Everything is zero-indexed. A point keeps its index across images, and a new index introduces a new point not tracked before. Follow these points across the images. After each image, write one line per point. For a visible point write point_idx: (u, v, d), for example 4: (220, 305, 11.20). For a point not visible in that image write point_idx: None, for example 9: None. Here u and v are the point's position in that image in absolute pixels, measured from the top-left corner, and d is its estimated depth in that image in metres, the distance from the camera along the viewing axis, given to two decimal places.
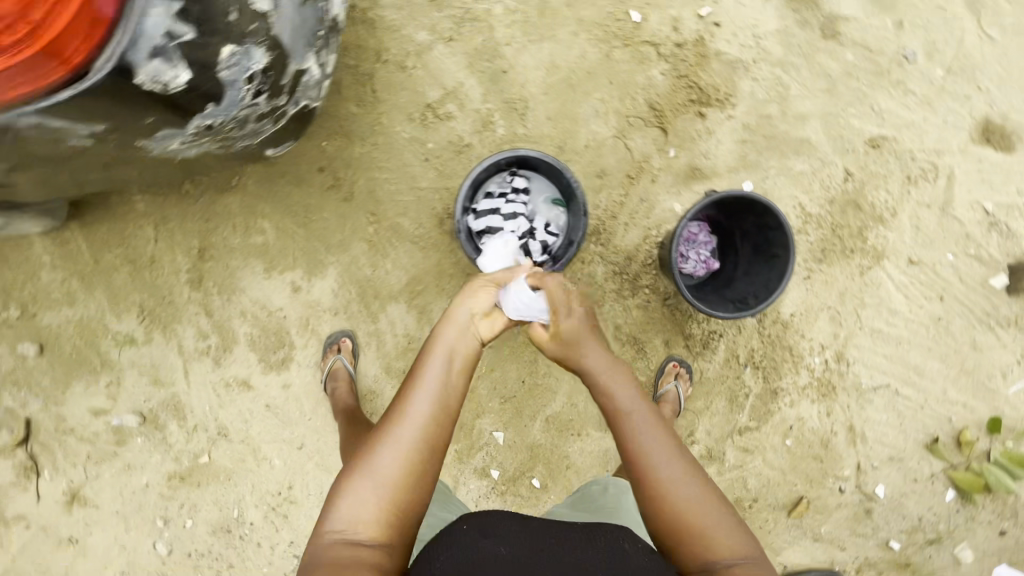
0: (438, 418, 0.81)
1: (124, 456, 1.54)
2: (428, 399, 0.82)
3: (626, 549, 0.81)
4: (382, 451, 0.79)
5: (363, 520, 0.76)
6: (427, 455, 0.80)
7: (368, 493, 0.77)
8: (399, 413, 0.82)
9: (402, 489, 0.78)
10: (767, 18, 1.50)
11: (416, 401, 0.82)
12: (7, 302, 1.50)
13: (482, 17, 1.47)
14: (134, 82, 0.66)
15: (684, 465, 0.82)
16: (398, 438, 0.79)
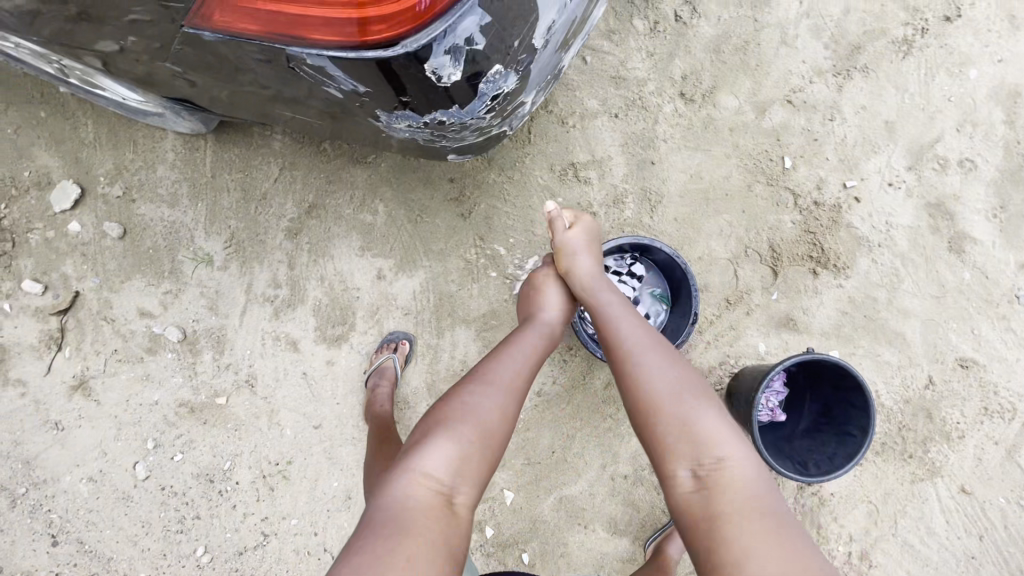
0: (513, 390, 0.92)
1: (146, 366, 1.50)
2: (516, 374, 0.94)
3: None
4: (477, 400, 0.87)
5: (449, 468, 0.79)
6: (517, 416, 0.90)
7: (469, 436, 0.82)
8: (489, 373, 0.93)
9: (492, 442, 0.84)
10: (903, 212, 1.56)
11: (506, 370, 0.94)
12: (115, 180, 1.52)
13: (651, 109, 1.55)
14: (419, 68, 0.70)
15: (677, 371, 0.90)
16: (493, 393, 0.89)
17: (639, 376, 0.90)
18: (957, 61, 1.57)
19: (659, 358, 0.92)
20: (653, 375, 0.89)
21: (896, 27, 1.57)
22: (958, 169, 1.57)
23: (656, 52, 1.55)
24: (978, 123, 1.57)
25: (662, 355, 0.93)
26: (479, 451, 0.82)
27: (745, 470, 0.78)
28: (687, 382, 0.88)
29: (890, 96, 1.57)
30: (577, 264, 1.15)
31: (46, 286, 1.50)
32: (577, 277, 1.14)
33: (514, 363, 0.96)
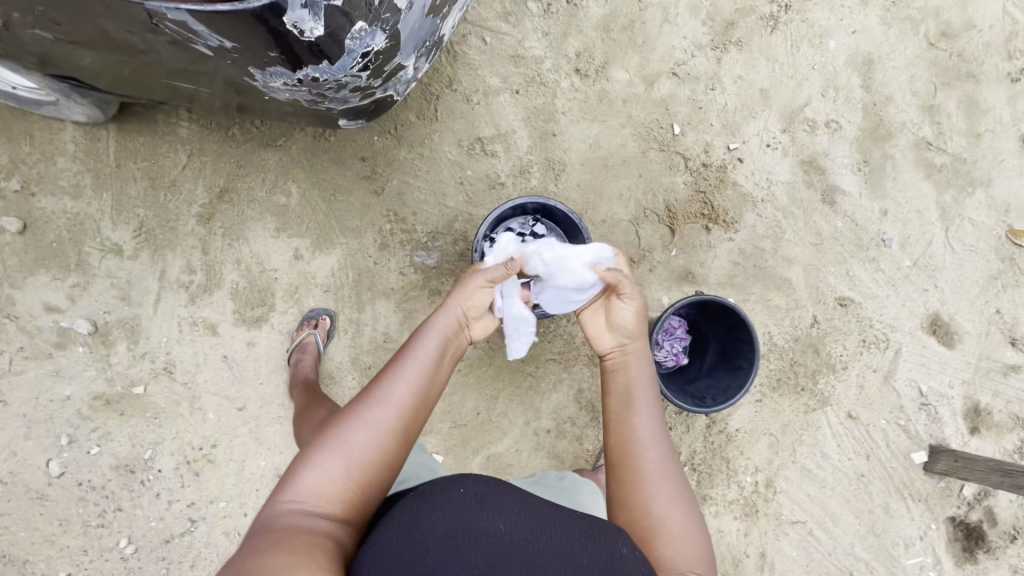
0: (411, 402, 0.86)
1: (56, 361, 1.46)
2: (411, 385, 0.88)
3: (625, 558, 0.73)
4: (355, 427, 0.82)
5: (324, 494, 0.77)
6: (400, 441, 0.84)
7: (335, 467, 0.79)
8: (379, 391, 0.85)
9: (367, 471, 0.80)
10: (780, 170, 1.73)
11: (397, 383, 0.87)
12: (10, 173, 1.48)
13: (549, 84, 1.65)
14: (278, 20, 0.76)
15: (682, 488, 0.87)
16: (374, 419, 0.83)
17: (646, 483, 0.87)
18: (817, 33, 1.76)
19: (656, 412, 0.94)
20: (661, 490, 0.86)
21: (763, 4, 1.74)
22: (825, 130, 1.75)
23: (551, 32, 1.66)
24: (838, 88, 1.76)
25: (677, 474, 0.88)
26: (348, 478, 0.79)
27: (700, 535, 0.84)
28: (684, 498, 0.86)
29: (762, 67, 1.74)
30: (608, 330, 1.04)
31: None
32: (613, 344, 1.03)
33: (411, 373, 0.89)
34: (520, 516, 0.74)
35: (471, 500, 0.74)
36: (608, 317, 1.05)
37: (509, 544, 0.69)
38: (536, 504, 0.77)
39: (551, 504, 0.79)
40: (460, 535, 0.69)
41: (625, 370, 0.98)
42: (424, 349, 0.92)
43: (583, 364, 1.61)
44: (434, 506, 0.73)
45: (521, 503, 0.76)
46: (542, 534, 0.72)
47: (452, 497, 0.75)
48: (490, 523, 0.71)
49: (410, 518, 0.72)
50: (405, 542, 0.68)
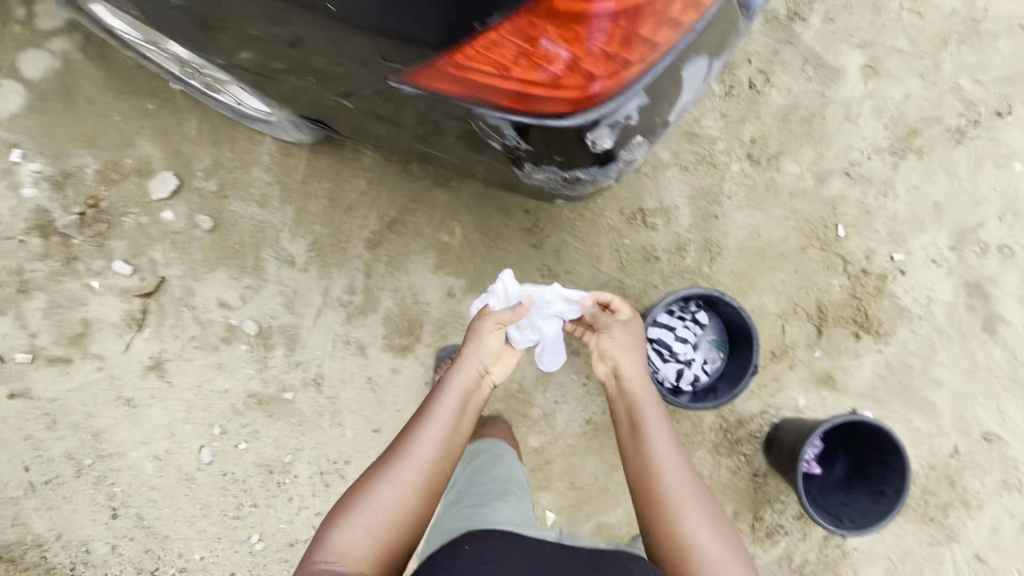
0: (430, 460, 0.96)
1: (221, 355, 1.57)
2: (435, 444, 0.97)
3: (632, 569, 0.88)
4: (382, 491, 0.92)
5: (353, 554, 0.88)
6: (432, 491, 0.95)
7: (366, 531, 0.89)
8: (404, 453, 0.96)
9: (397, 529, 0.91)
10: (942, 288, 1.66)
11: (421, 444, 0.97)
12: (211, 175, 1.61)
13: (719, 166, 1.66)
14: (582, 136, 0.79)
15: (696, 497, 0.96)
16: (398, 480, 0.93)
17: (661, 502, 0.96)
18: (1005, 153, 1.69)
19: (658, 429, 1.03)
20: (675, 505, 0.95)
21: (951, 117, 1.69)
22: (998, 254, 1.67)
23: (729, 115, 1.67)
24: (1018, 213, 1.68)
25: (684, 485, 0.97)
26: (376, 538, 0.89)
27: (726, 550, 0.91)
28: (699, 506, 0.95)
29: (940, 180, 1.68)
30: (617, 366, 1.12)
31: (135, 269, 1.59)
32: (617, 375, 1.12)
33: (431, 433, 0.98)
34: (522, 563, 0.88)
35: (474, 556, 0.89)
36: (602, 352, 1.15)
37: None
38: (539, 555, 0.91)
39: (552, 550, 0.93)
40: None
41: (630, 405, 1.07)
42: (445, 407, 1.01)
43: (705, 450, 1.61)
44: (443, 565, 0.89)
45: (522, 554, 0.91)
46: (543, 573, 0.86)
47: (459, 555, 0.91)
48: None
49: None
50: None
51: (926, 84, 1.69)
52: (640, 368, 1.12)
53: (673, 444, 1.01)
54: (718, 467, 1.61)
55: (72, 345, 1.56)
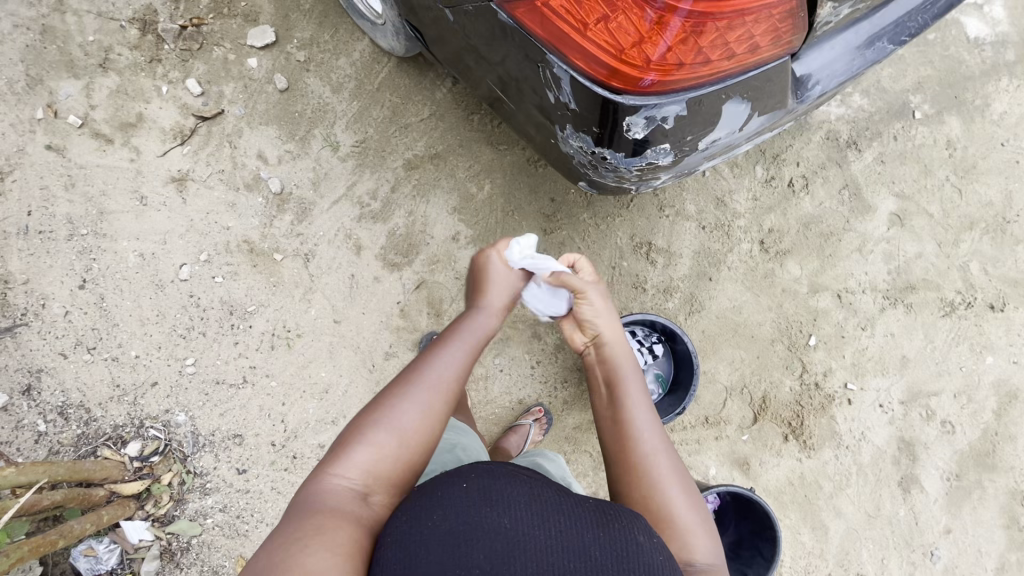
0: (451, 385, 0.90)
1: (238, 196, 1.69)
2: (458, 369, 0.91)
3: (640, 544, 0.71)
4: (397, 410, 0.84)
5: (370, 471, 0.80)
6: (446, 417, 0.88)
7: (385, 446, 0.82)
8: (428, 369, 0.90)
9: (412, 451, 0.84)
10: (878, 432, 1.76)
11: (442, 369, 0.90)
12: (304, 47, 1.75)
13: (732, 239, 1.78)
14: (620, 116, 0.92)
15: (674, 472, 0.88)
16: (418, 402, 0.86)
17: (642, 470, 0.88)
18: (982, 343, 1.80)
19: (640, 402, 0.95)
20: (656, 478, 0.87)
21: (949, 290, 1.81)
22: (939, 425, 1.77)
23: (760, 200, 1.80)
24: (971, 399, 1.78)
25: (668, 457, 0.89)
26: (393, 455, 0.82)
27: (698, 513, 0.85)
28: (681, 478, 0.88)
29: (917, 338, 1.79)
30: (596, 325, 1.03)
31: (203, 93, 1.72)
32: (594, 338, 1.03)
33: (452, 360, 0.92)
34: (530, 508, 0.70)
35: (475, 497, 0.70)
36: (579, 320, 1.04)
37: (514, 540, 0.66)
38: (544, 501, 0.72)
39: (559, 494, 0.75)
40: (467, 533, 0.66)
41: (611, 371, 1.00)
42: (467, 338, 0.96)
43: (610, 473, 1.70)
44: (435, 508, 0.70)
45: (529, 498, 0.72)
46: (557, 524, 0.69)
47: (457, 493, 0.71)
48: (498, 517, 0.68)
49: (414, 520, 0.70)
50: (416, 544, 0.67)
51: (940, 252, 1.81)
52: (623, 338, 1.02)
53: (647, 401, 0.96)
54: (612, 494, 1.69)
55: (119, 130, 1.69)
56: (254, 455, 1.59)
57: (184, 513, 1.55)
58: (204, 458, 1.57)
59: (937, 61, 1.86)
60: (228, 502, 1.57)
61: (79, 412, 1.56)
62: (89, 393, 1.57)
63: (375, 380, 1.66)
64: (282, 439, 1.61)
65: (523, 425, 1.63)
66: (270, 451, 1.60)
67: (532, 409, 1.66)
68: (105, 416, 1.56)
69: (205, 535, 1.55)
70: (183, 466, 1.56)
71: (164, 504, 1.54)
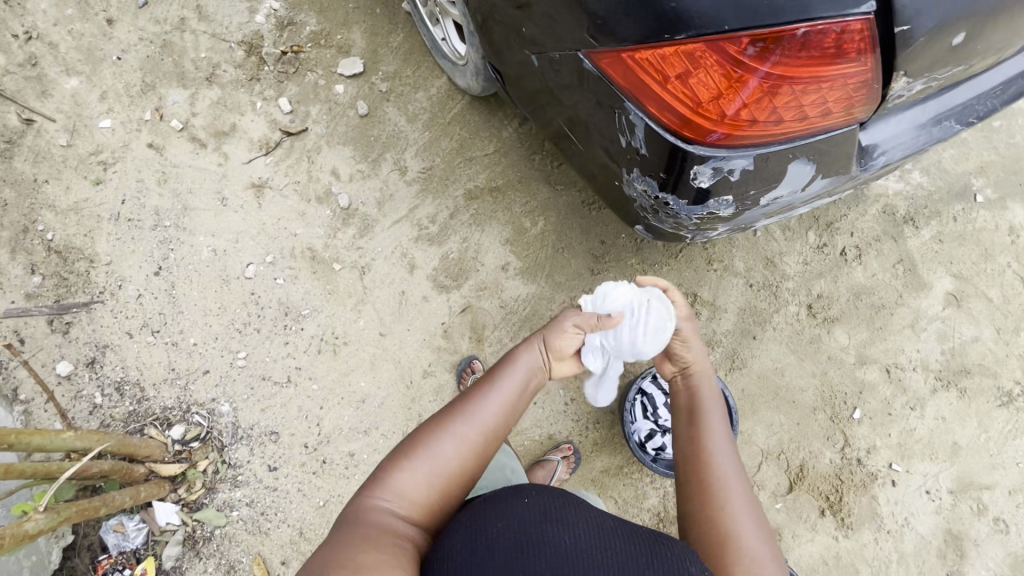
0: (492, 423, 0.92)
1: (309, 207, 1.81)
2: (499, 408, 0.94)
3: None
4: (440, 439, 0.88)
5: (408, 497, 0.82)
6: (482, 455, 0.90)
7: (424, 473, 0.84)
8: (471, 404, 0.93)
9: (451, 482, 0.86)
10: (923, 521, 1.66)
11: (486, 404, 0.93)
12: (387, 79, 1.91)
13: (779, 300, 1.77)
14: (688, 164, 0.97)
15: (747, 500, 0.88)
16: (459, 434, 0.89)
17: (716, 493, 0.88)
18: None
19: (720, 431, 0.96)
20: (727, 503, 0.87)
21: (1007, 379, 1.73)
22: (991, 522, 1.66)
23: (811, 264, 1.80)
24: None
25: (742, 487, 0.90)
26: (432, 485, 0.84)
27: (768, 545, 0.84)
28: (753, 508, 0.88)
29: (970, 426, 1.71)
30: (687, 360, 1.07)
31: (292, 111, 1.88)
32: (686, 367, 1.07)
33: (497, 395, 0.95)
34: (587, 529, 0.71)
35: (537, 513, 0.73)
36: (669, 354, 1.09)
37: (574, 557, 0.67)
38: (602, 524, 0.73)
39: (617, 522, 0.76)
40: (530, 544, 0.67)
41: (693, 395, 1.03)
42: (512, 375, 0.98)
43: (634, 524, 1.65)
44: (499, 517, 0.72)
45: (587, 520, 0.73)
46: (614, 548, 0.70)
47: (519, 507, 0.74)
48: (559, 534, 0.70)
49: (478, 526, 0.72)
50: (481, 549, 0.68)
51: (998, 339, 1.75)
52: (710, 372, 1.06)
53: (726, 429, 0.97)
54: None
55: (213, 137, 1.85)
56: (286, 454, 1.63)
57: (212, 502, 1.59)
58: (239, 450, 1.62)
59: (1002, 147, 1.86)
60: (255, 497, 1.60)
61: (134, 390, 1.65)
62: (146, 373, 1.66)
63: (411, 396, 1.69)
64: (315, 443, 1.64)
65: (550, 460, 1.62)
66: (301, 452, 1.63)
67: (562, 446, 1.65)
68: (156, 397, 1.64)
69: (228, 527, 1.58)
70: (219, 456, 1.61)
71: (196, 490, 1.58)
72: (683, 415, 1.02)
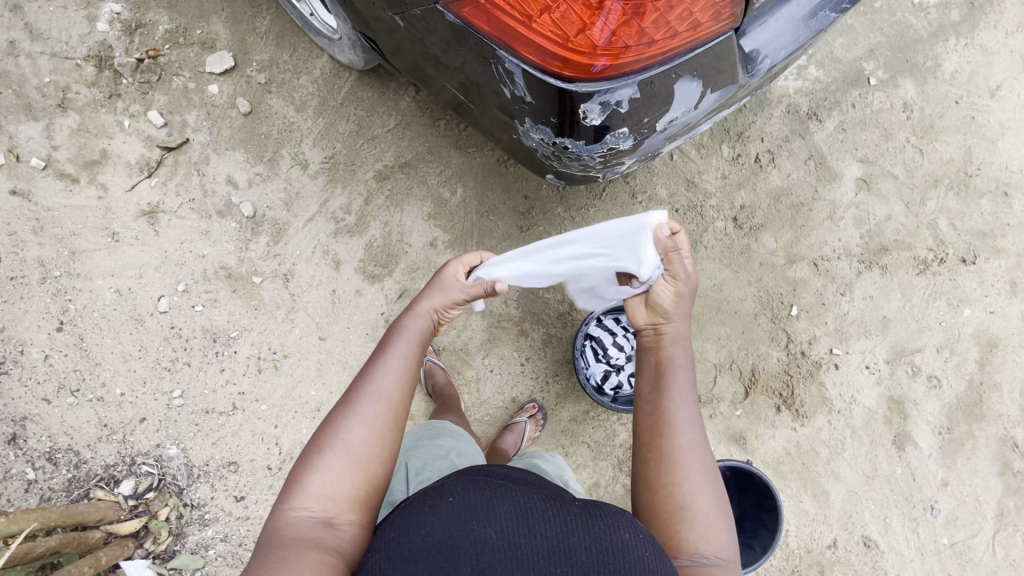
0: (396, 395, 0.94)
1: (211, 224, 1.68)
2: (397, 378, 0.96)
3: (625, 542, 0.72)
4: (348, 429, 0.90)
5: (328, 499, 0.84)
6: (394, 429, 0.93)
7: (337, 470, 0.87)
8: (369, 384, 0.94)
9: (369, 466, 0.89)
10: (867, 394, 1.78)
11: (382, 380, 0.95)
12: (263, 69, 1.76)
13: (705, 219, 1.81)
14: (575, 104, 0.94)
15: (707, 470, 0.92)
16: (366, 419, 0.91)
17: (677, 465, 0.91)
18: (959, 297, 1.83)
19: (687, 400, 0.96)
20: (686, 475, 0.90)
21: (921, 248, 1.84)
22: (925, 381, 1.80)
23: (730, 177, 1.82)
24: (954, 353, 1.82)
25: (703, 459, 0.93)
26: (350, 478, 0.87)
27: (721, 509, 0.90)
28: (711, 476, 0.92)
29: (895, 298, 1.82)
30: (672, 325, 0.98)
31: (166, 124, 1.71)
32: (660, 330, 0.99)
33: (391, 369, 0.96)
34: (515, 518, 0.71)
35: (462, 510, 0.72)
36: (648, 299, 0.99)
37: (501, 552, 0.68)
38: (530, 508, 0.74)
39: (546, 501, 0.76)
40: (453, 547, 0.68)
41: (660, 358, 0.99)
42: (404, 343, 1.00)
43: (609, 462, 1.70)
44: (423, 521, 0.72)
45: (515, 506, 0.73)
46: (541, 530, 0.71)
47: (442, 507, 0.73)
48: (484, 529, 0.70)
49: (403, 532, 0.72)
50: (405, 557, 0.69)
51: (909, 212, 1.85)
52: (685, 326, 0.99)
53: (692, 400, 0.96)
54: (614, 482, 1.70)
55: (84, 169, 1.68)
56: (251, 481, 1.57)
57: (185, 547, 1.53)
58: (200, 489, 1.55)
59: (886, 27, 1.91)
60: (229, 531, 1.55)
61: (67, 455, 1.54)
62: (77, 436, 1.55)
63: None
64: (278, 462, 1.59)
65: (518, 423, 1.64)
66: (266, 475, 1.58)
67: (526, 407, 1.67)
68: (95, 456, 1.54)
69: (208, 567, 1.53)
70: (180, 500, 1.54)
71: (163, 539, 1.52)
72: (648, 381, 0.99)
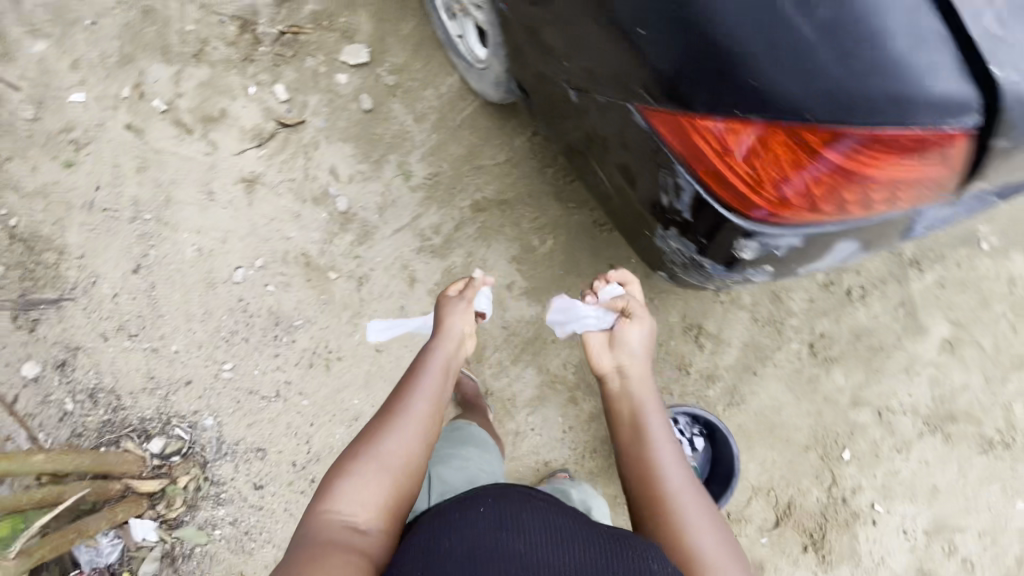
0: (429, 410, 1.00)
1: (304, 208, 1.69)
2: (431, 396, 1.02)
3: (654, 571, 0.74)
4: (385, 437, 0.93)
5: (361, 505, 0.85)
6: (427, 442, 0.97)
7: (372, 476, 0.88)
8: (406, 399, 1.00)
9: (402, 475, 0.91)
10: (897, 559, 1.72)
11: (419, 396, 1.01)
12: (393, 72, 1.76)
13: (781, 337, 1.77)
14: (734, 237, 0.91)
15: (702, 502, 0.95)
16: (402, 430, 0.95)
17: (667, 493, 0.95)
18: (1015, 487, 1.77)
19: (663, 433, 1.05)
20: (675, 503, 0.94)
21: (989, 427, 1.78)
22: (959, 564, 1.73)
23: (817, 302, 1.78)
24: (995, 543, 1.75)
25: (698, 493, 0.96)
26: (384, 486, 0.88)
27: (729, 547, 0.89)
28: (709, 512, 0.93)
29: (950, 470, 1.76)
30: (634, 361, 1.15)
31: (289, 100, 1.73)
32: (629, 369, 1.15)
33: (426, 386, 1.03)
34: (544, 537, 0.75)
35: (494, 522, 0.77)
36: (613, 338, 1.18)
37: (528, 563, 0.71)
38: (558, 529, 0.78)
39: (568, 522, 0.81)
40: (486, 554, 0.71)
41: (632, 399, 1.12)
42: (439, 366, 1.08)
43: None
44: (455, 529, 0.76)
45: (543, 526, 0.78)
46: (570, 551, 0.74)
47: (475, 516, 0.78)
48: (516, 543, 0.73)
49: (436, 536, 0.75)
50: (439, 556, 0.72)
51: (987, 388, 1.79)
52: (647, 364, 1.17)
53: (669, 436, 1.05)
54: None
55: (200, 122, 1.69)
56: (273, 473, 1.56)
57: (193, 520, 1.52)
58: (223, 466, 1.55)
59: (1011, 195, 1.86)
60: (239, 516, 1.53)
61: (108, 398, 1.54)
62: (122, 381, 1.55)
63: None
64: (303, 461, 1.57)
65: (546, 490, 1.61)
66: (289, 471, 1.56)
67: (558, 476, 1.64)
68: (134, 406, 1.54)
69: (209, 546, 1.52)
70: (201, 472, 1.54)
71: (176, 507, 1.51)
72: (622, 422, 1.11)
